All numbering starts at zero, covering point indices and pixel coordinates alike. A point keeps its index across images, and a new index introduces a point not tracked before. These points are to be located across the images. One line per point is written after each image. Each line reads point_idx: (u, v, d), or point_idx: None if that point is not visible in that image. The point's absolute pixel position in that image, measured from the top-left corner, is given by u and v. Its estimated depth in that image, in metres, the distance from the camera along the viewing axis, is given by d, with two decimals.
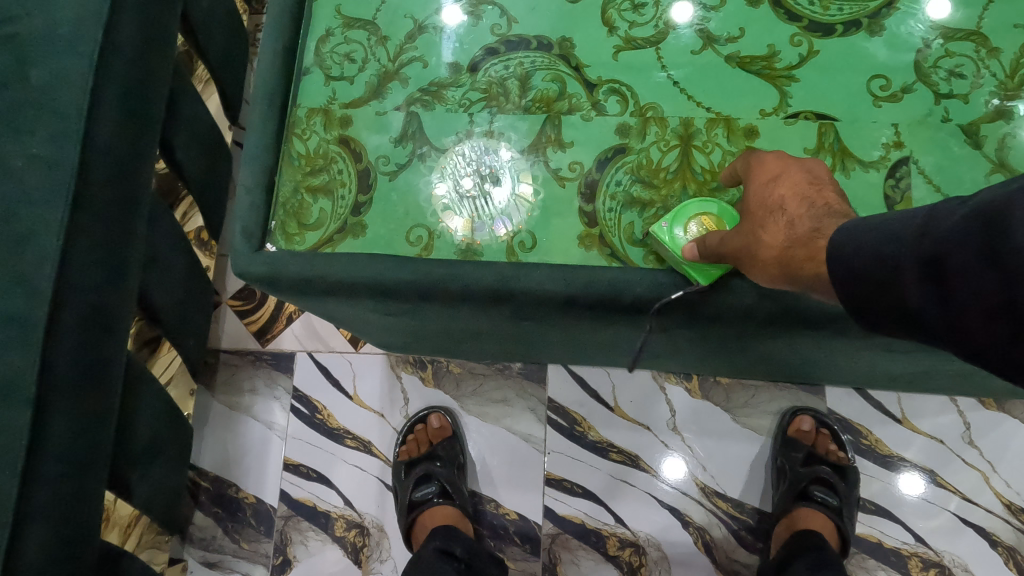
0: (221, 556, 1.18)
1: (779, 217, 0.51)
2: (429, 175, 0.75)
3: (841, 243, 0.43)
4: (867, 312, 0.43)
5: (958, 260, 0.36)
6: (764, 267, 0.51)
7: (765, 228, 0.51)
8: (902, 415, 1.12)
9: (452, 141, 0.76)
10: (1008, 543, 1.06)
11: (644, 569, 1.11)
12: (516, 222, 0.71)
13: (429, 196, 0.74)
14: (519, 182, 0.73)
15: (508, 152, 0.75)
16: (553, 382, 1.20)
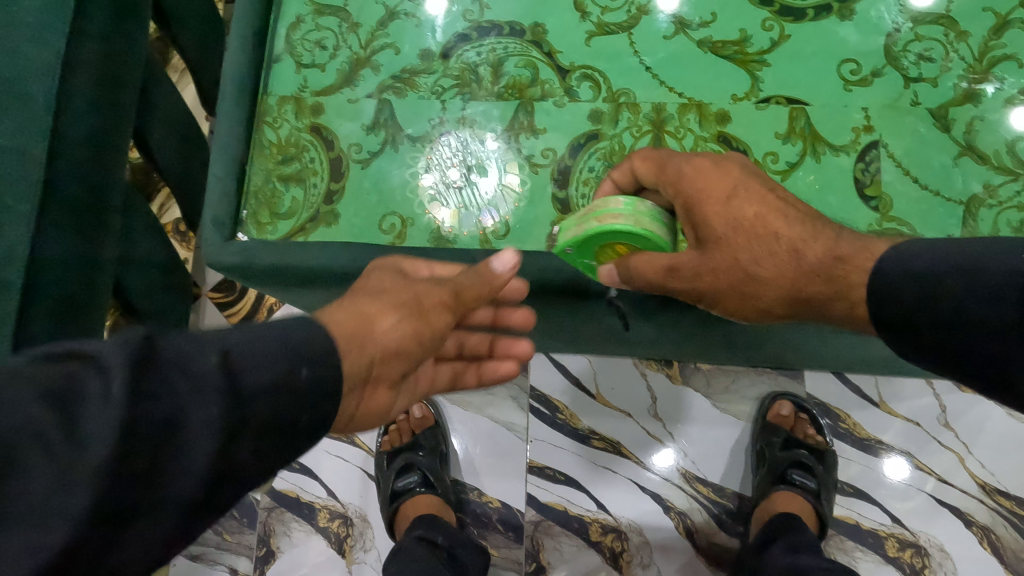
0: (204, 549, 1.18)
1: (770, 243, 0.55)
2: (412, 164, 0.74)
3: (941, 310, 0.48)
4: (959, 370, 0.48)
5: (1006, 320, 0.45)
6: (766, 300, 0.57)
7: (757, 260, 0.55)
8: (879, 399, 1.13)
9: (435, 129, 0.76)
10: (983, 523, 1.07)
11: (626, 554, 1.12)
12: (503, 213, 0.71)
13: (416, 186, 0.73)
14: (506, 172, 0.73)
15: (494, 141, 0.74)
16: (535, 371, 1.20)
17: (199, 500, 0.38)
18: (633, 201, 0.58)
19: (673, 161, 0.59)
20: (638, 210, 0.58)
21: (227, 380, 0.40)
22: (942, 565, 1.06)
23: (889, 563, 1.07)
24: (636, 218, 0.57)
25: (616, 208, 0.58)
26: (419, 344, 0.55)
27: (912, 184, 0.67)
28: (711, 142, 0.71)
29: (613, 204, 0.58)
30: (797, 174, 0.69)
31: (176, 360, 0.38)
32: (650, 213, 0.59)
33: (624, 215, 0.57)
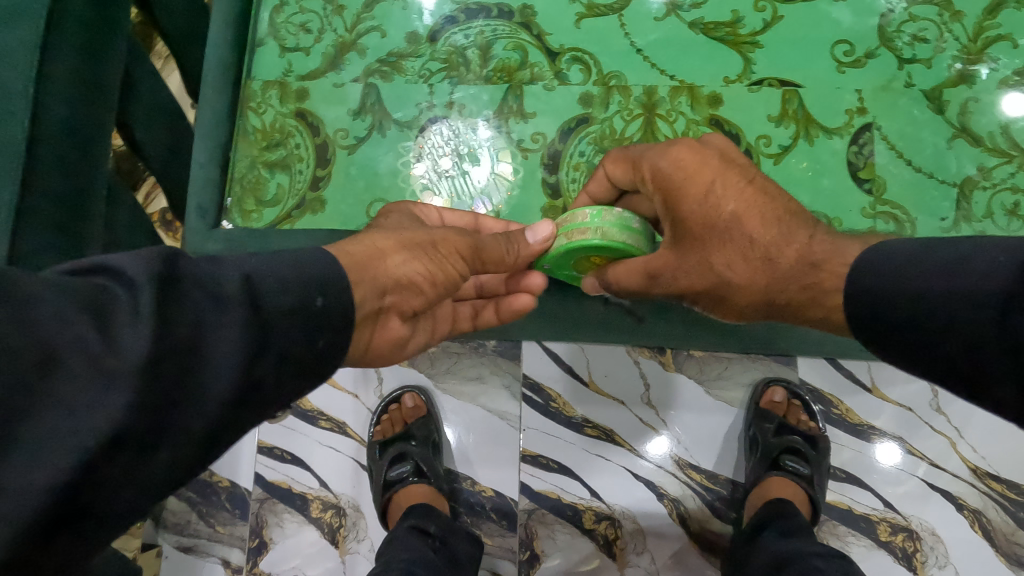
0: (196, 541, 1.17)
1: (742, 247, 0.57)
2: (406, 153, 0.75)
3: (902, 316, 0.49)
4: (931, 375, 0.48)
5: (976, 330, 0.44)
6: (746, 300, 0.60)
7: (731, 264, 0.58)
8: (872, 384, 1.13)
9: (427, 117, 0.76)
10: (974, 506, 1.08)
11: (620, 541, 1.11)
12: (495, 201, 0.73)
13: (408, 175, 0.74)
14: (499, 161, 0.74)
15: (486, 130, 0.75)
16: (528, 359, 1.19)
17: (232, 405, 0.41)
18: (599, 212, 0.62)
19: (647, 158, 0.60)
20: (606, 221, 0.62)
21: (250, 298, 0.42)
22: (933, 548, 1.07)
23: (881, 547, 1.08)
24: (603, 229, 0.62)
25: (584, 224, 0.62)
26: (428, 280, 0.58)
27: (906, 166, 0.69)
28: (702, 126, 0.72)
29: (582, 218, 0.63)
30: (789, 157, 0.70)
31: (199, 283, 0.41)
32: (618, 220, 0.62)
33: (591, 229, 0.62)
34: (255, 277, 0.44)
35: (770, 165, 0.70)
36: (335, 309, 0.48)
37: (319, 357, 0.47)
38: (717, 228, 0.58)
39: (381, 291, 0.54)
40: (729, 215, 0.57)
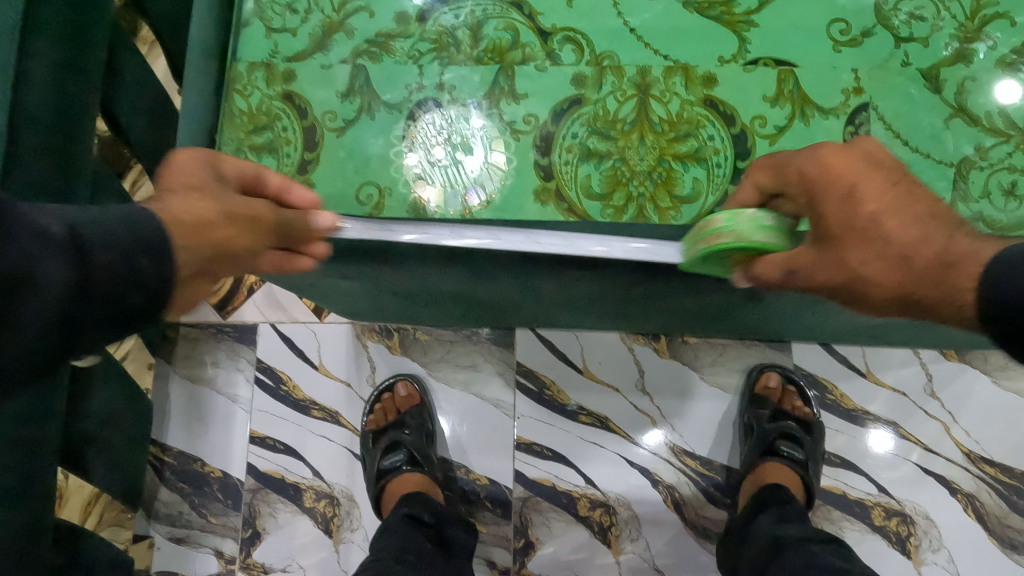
0: (188, 531, 1.17)
1: (879, 247, 0.47)
2: (398, 143, 0.73)
3: None
4: None
5: None
6: (875, 305, 0.49)
7: (866, 262, 0.47)
8: (866, 369, 1.13)
9: (419, 105, 0.74)
10: (967, 490, 1.08)
11: (614, 528, 1.11)
12: (488, 191, 0.70)
13: (400, 165, 0.72)
14: (493, 150, 0.72)
15: (478, 118, 0.73)
16: (521, 347, 1.19)
17: (29, 362, 0.35)
18: (734, 212, 0.50)
19: (793, 160, 0.50)
20: (745, 221, 0.49)
21: (73, 249, 0.35)
22: (927, 532, 1.07)
23: (875, 532, 1.08)
24: (742, 230, 0.49)
25: (718, 225, 0.50)
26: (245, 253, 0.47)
27: (902, 146, 0.68)
28: (697, 107, 0.71)
29: (718, 218, 0.50)
30: (784, 140, 0.69)
31: (25, 225, 0.34)
32: (757, 219, 0.50)
33: (726, 231, 0.49)
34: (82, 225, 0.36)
35: (766, 146, 0.70)
36: (156, 279, 0.39)
37: (141, 320, 0.40)
38: (853, 224, 0.47)
39: (206, 266, 0.44)
40: (869, 211, 0.47)
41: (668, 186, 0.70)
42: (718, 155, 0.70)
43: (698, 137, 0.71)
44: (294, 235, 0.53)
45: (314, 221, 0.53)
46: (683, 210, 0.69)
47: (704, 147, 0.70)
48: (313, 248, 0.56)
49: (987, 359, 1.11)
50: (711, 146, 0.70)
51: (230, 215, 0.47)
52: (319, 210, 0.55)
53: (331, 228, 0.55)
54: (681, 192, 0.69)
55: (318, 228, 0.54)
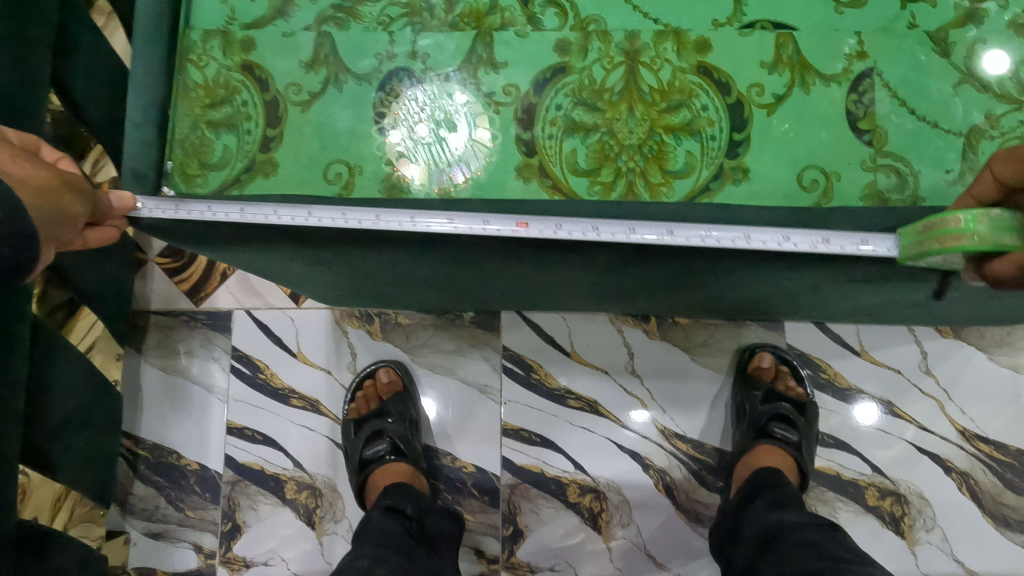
0: (166, 526, 1.13)
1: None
2: (378, 122, 0.70)
3: None
4: None
5: None
6: None
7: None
8: (861, 348, 1.10)
9: (401, 82, 0.71)
10: (962, 468, 1.06)
11: (605, 514, 1.09)
12: (473, 168, 0.69)
13: (382, 143, 0.70)
14: (477, 127, 0.70)
15: (463, 95, 0.70)
16: (506, 329, 1.15)
17: None
18: (975, 215, 0.56)
19: None
20: (986, 224, 0.55)
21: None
22: (921, 512, 1.05)
23: (869, 512, 1.06)
24: (982, 232, 0.55)
25: (958, 228, 0.56)
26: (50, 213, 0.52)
27: (909, 116, 0.66)
28: (689, 74, 0.68)
29: (954, 221, 0.56)
30: (783, 109, 0.67)
31: None
32: (999, 221, 0.56)
33: (969, 233, 0.55)
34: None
35: (764, 115, 0.67)
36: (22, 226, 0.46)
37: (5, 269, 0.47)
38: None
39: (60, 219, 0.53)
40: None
41: (660, 160, 0.67)
42: (713, 126, 0.68)
43: (691, 108, 0.68)
44: (104, 211, 0.60)
45: (114, 199, 0.61)
46: (675, 185, 0.67)
47: (697, 118, 0.68)
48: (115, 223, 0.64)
49: (983, 335, 1.09)
50: (706, 116, 0.68)
51: (66, 182, 0.55)
52: (118, 192, 0.63)
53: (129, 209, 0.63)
54: (672, 166, 0.67)
55: (119, 207, 0.62)
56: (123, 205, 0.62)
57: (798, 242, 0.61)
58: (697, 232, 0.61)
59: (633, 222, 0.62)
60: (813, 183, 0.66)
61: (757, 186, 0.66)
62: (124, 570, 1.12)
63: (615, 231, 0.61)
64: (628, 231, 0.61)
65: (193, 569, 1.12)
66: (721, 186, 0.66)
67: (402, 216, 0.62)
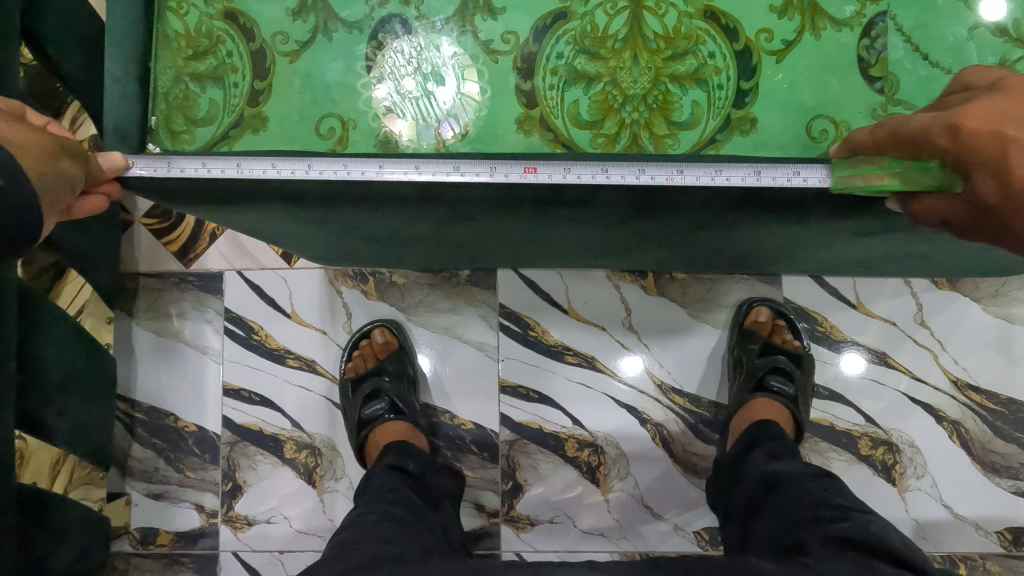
0: (166, 487, 1.13)
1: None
2: (366, 74, 0.69)
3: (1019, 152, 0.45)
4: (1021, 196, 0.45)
5: None
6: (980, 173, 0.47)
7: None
8: (857, 301, 1.11)
9: (385, 34, 0.69)
10: (953, 418, 1.08)
11: (603, 467, 1.10)
12: (462, 122, 0.68)
13: (369, 97, 0.68)
14: (465, 80, 0.69)
15: (450, 46, 0.69)
16: (503, 288, 1.14)
17: None
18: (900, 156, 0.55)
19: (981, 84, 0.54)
20: (907, 163, 0.54)
21: None
22: (912, 459, 1.08)
23: (861, 462, 1.08)
24: (902, 172, 0.54)
25: (879, 167, 0.56)
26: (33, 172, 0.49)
27: (922, 61, 0.66)
28: (696, 20, 0.67)
29: (879, 161, 0.56)
30: (793, 54, 0.66)
31: None
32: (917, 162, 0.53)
33: (889, 172, 0.55)
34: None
35: (772, 62, 0.66)
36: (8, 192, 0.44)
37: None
38: (1007, 195, 0.45)
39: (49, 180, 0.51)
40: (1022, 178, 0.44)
41: (665, 110, 0.67)
42: (721, 74, 0.67)
43: (697, 55, 0.67)
44: (93, 176, 0.58)
45: (102, 161, 0.58)
46: (681, 138, 0.67)
47: (704, 66, 0.67)
48: (107, 187, 0.61)
49: (979, 286, 1.09)
50: (713, 64, 0.67)
51: (54, 145, 0.53)
52: (107, 154, 0.60)
53: (120, 170, 0.60)
54: (678, 117, 0.67)
55: (108, 169, 0.59)
56: (113, 166, 0.59)
57: (810, 177, 0.60)
58: (705, 170, 0.61)
59: (642, 163, 0.61)
60: (823, 133, 0.66)
61: (760, 136, 0.66)
62: (127, 531, 1.13)
63: (624, 173, 0.60)
64: (637, 173, 0.61)
65: (196, 528, 1.13)
66: (728, 136, 0.66)
67: (407, 167, 0.61)
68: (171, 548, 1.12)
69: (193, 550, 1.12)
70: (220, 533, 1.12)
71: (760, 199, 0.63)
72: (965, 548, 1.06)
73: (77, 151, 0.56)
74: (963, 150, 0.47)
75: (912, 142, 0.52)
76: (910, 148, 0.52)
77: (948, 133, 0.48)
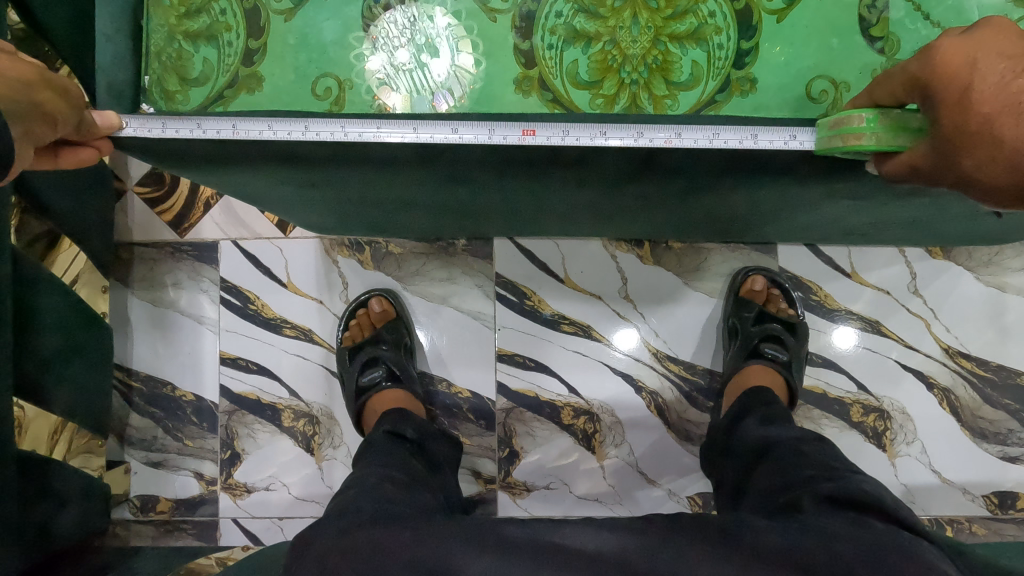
0: (165, 455, 1.14)
1: (988, 147, 0.46)
2: (359, 44, 0.69)
3: (987, 90, 0.45)
4: (973, 143, 0.47)
5: None
6: (942, 111, 0.48)
7: (977, 166, 0.47)
8: (852, 270, 1.11)
9: (377, 2, 0.69)
10: (943, 385, 1.10)
11: (598, 435, 1.11)
12: (456, 96, 0.69)
13: (363, 68, 0.69)
14: (459, 52, 0.69)
15: (444, 16, 0.69)
16: (500, 257, 1.14)
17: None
18: (877, 114, 0.54)
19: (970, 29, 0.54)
20: (885, 123, 0.54)
21: None
22: (902, 426, 1.09)
23: (853, 428, 1.10)
24: (880, 133, 0.54)
25: (859, 127, 0.54)
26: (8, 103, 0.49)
27: (923, 21, 0.66)
28: None
29: (857, 118, 0.54)
30: (794, 14, 0.66)
31: None
32: (896, 121, 0.54)
33: (868, 133, 0.54)
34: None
35: (773, 23, 0.66)
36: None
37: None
38: (964, 129, 0.47)
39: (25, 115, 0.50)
40: (983, 113, 0.45)
41: (664, 71, 0.68)
42: (721, 34, 0.67)
43: (698, 15, 0.68)
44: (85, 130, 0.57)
45: (95, 117, 0.58)
46: (679, 98, 0.68)
47: (704, 26, 0.67)
48: (100, 144, 0.61)
49: (972, 255, 1.10)
50: (713, 25, 0.67)
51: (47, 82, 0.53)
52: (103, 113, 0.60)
53: (114, 128, 0.60)
54: (677, 78, 0.68)
55: (101, 125, 0.59)
56: (107, 123, 0.59)
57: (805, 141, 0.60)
58: (703, 133, 0.60)
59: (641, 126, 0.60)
60: (823, 93, 0.66)
61: (758, 100, 0.67)
62: (127, 498, 1.14)
63: (623, 135, 0.60)
64: (636, 134, 0.60)
65: (196, 495, 1.14)
66: (728, 98, 0.67)
67: (405, 128, 0.59)
68: (171, 515, 1.14)
69: (193, 517, 1.14)
70: (220, 501, 1.13)
71: (758, 161, 0.63)
72: (952, 511, 1.08)
73: (69, 96, 0.55)
74: (932, 79, 0.49)
75: (893, 82, 0.53)
76: (889, 91, 0.53)
77: (923, 62, 0.50)
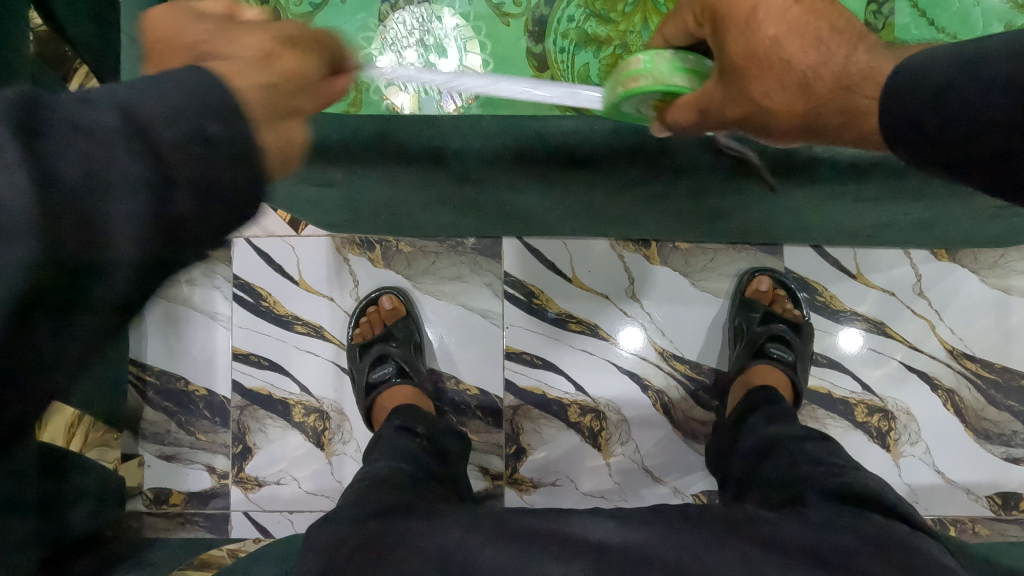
0: (178, 449, 1.16)
1: (781, 74, 0.46)
2: (369, 46, 0.71)
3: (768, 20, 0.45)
4: (758, 70, 0.46)
5: None
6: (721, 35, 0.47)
7: (769, 93, 0.46)
8: (857, 271, 1.12)
9: (389, 4, 0.71)
10: (947, 386, 1.10)
11: (604, 433, 1.13)
12: (465, 96, 0.69)
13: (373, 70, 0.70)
14: (467, 52, 0.70)
15: (452, 17, 0.71)
16: (508, 257, 1.15)
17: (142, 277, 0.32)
18: (655, 54, 0.49)
19: None
20: (664, 63, 0.49)
21: (128, 128, 0.31)
22: (906, 426, 1.10)
23: (857, 428, 1.10)
24: (658, 73, 0.49)
25: (637, 69, 0.49)
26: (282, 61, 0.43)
27: None
28: None
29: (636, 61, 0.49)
30: None
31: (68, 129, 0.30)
32: (675, 61, 0.49)
33: (645, 74, 0.49)
34: (139, 105, 0.32)
35: None
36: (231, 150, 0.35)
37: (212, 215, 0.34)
38: (753, 52, 0.46)
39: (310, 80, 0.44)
40: (770, 39, 0.45)
41: None
42: None
43: None
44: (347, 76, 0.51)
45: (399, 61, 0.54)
46: None
47: None
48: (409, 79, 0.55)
49: (977, 258, 1.11)
50: None
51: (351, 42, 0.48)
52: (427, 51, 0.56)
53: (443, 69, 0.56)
54: None
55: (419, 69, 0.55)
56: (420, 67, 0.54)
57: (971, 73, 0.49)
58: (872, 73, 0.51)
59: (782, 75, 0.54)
60: None
61: None
62: (141, 491, 1.16)
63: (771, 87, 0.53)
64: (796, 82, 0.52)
65: (207, 488, 1.16)
66: None
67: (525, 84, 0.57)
68: (184, 508, 1.16)
69: (205, 509, 1.15)
70: (231, 494, 1.15)
71: (764, 163, 0.65)
72: (955, 511, 1.09)
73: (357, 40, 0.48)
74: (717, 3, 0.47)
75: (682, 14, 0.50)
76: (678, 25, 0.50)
77: None
